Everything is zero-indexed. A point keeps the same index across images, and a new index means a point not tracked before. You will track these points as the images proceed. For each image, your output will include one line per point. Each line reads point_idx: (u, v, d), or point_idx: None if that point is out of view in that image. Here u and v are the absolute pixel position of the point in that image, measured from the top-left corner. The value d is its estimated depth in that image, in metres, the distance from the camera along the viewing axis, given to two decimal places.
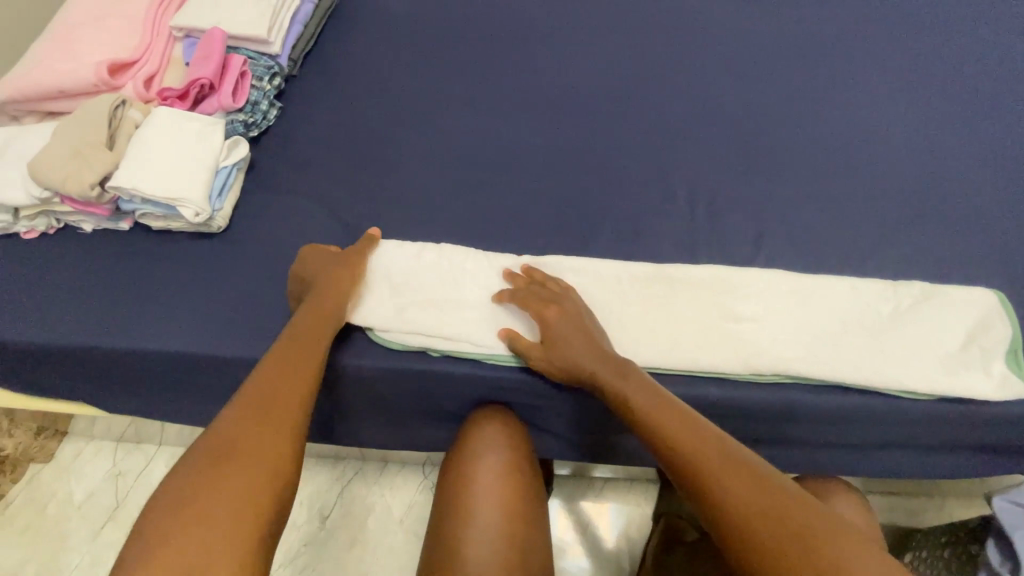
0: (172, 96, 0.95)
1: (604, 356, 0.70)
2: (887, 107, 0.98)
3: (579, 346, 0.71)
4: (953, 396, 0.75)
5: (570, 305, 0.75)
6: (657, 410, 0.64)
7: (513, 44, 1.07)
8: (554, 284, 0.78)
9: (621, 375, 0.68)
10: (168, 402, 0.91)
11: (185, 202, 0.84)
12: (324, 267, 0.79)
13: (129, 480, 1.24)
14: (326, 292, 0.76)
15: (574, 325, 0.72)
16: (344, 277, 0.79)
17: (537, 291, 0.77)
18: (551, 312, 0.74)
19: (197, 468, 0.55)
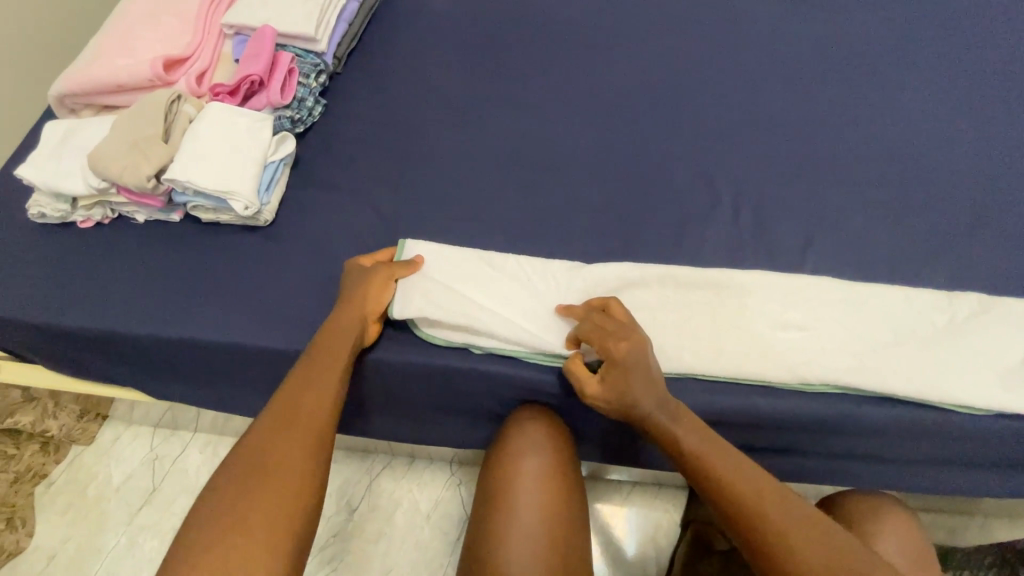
0: (223, 92, 0.97)
1: (663, 400, 0.66)
2: (944, 111, 0.94)
3: (644, 388, 0.65)
4: (1014, 413, 0.71)
5: (642, 341, 0.67)
6: (710, 455, 0.63)
7: (555, 44, 1.06)
8: (619, 313, 0.71)
9: (677, 419, 0.66)
10: (211, 390, 0.94)
11: (235, 195, 0.86)
12: (359, 283, 0.76)
13: (166, 464, 1.29)
14: (355, 312, 0.74)
15: (642, 366, 0.66)
16: (375, 294, 0.76)
17: (604, 321, 0.70)
18: (622, 348, 0.66)
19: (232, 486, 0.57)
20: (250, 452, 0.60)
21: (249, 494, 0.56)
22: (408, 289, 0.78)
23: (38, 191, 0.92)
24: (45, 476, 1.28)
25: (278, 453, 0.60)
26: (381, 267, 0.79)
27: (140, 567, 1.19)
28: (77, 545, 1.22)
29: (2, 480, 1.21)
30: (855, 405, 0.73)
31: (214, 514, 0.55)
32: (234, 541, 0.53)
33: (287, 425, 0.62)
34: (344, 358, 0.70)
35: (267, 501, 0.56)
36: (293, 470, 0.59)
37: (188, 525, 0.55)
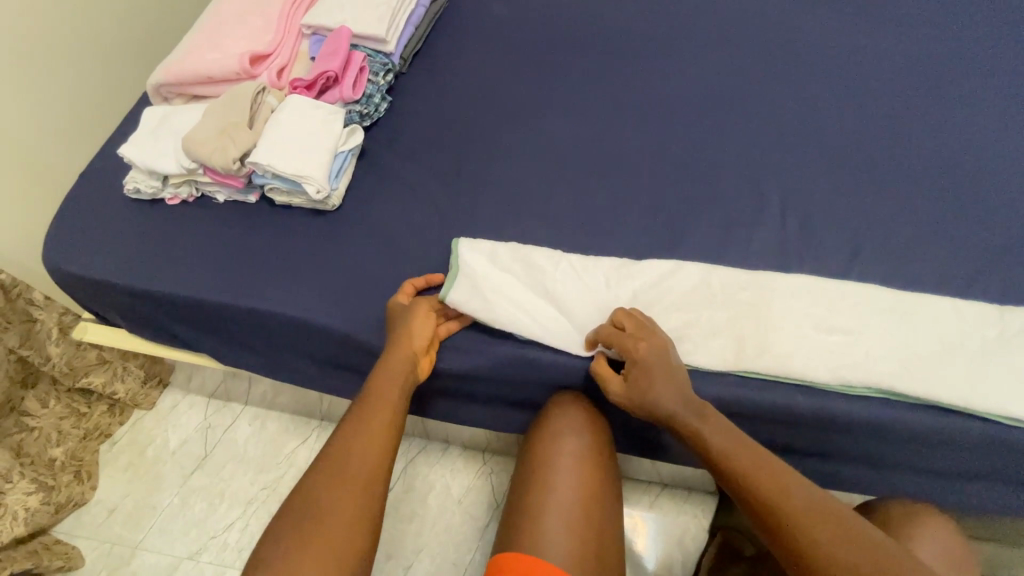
0: (301, 86, 1.05)
1: (688, 399, 0.70)
2: (1005, 127, 0.93)
3: (663, 387, 0.70)
4: None
5: (660, 343, 0.73)
6: (736, 453, 0.67)
7: (612, 51, 1.10)
8: (639, 317, 0.76)
9: (707, 425, 0.69)
10: (272, 360, 1.01)
11: (309, 179, 0.93)
12: (407, 314, 0.81)
13: (218, 433, 1.38)
14: (404, 341, 0.79)
15: (662, 369, 0.71)
16: (420, 330, 0.80)
17: (624, 326, 0.76)
18: (642, 349, 0.72)
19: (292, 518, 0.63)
20: (298, 499, 0.64)
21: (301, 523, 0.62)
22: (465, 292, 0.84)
23: (136, 169, 1.02)
24: (110, 436, 1.39)
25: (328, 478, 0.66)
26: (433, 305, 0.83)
27: (189, 527, 1.27)
28: (135, 501, 1.31)
29: (73, 435, 1.33)
30: (898, 410, 0.73)
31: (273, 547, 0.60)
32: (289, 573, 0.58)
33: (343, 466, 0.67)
34: (396, 391, 0.75)
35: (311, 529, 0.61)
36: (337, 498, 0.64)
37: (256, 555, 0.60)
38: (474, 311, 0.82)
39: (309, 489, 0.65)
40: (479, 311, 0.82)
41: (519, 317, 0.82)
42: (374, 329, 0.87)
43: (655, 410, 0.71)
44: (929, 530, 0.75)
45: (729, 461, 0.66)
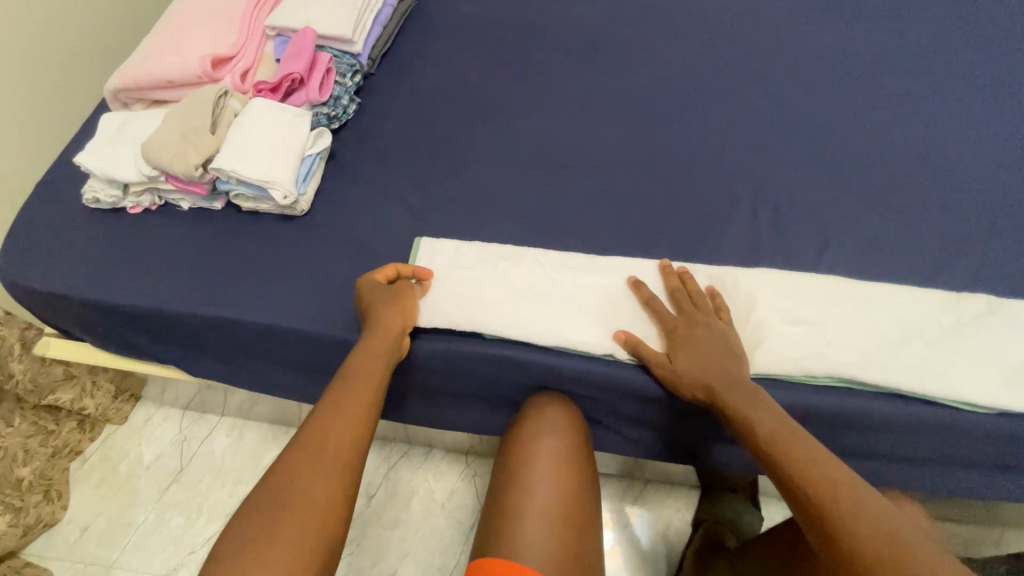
0: (266, 89, 1.03)
1: (733, 379, 0.71)
2: (963, 117, 0.95)
3: (707, 361, 0.72)
4: (1014, 411, 0.72)
5: (714, 323, 0.76)
6: (783, 438, 0.65)
7: (581, 48, 1.10)
8: (700, 296, 0.79)
9: (751, 400, 0.69)
10: (244, 370, 0.99)
11: (275, 184, 0.91)
12: (383, 302, 0.78)
13: (193, 446, 1.35)
14: (382, 333, 0.76)
15: (709, 341, 0.74)
16: (395, 318, 0.77)
17: (679, 299, 0.79)
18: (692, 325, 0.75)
19: (262, 509, 0.59)
20: (273, 492, 0.61)
21: (272, 516, 0.59)
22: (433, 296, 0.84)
23: (94, 178, 0.99)
24: (81, 452, 1.35)
25: (302, 474, 0.62)
26: (403, 291, 0.80)
27: (166, 543, 1.24)
28: (108, 519, 1.28)
29: (42, 454, 1.26)
30: (864, 399, 0.74)
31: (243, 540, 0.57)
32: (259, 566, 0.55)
33: (326, 457, 0.64)
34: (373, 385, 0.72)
35: (283, 523, 0.58)
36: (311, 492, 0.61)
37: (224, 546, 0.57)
38: (437, 323, 0.82)
39: (282, 482, 0.61)
40: (442, 321, 0.82)
41: (485, 323, 0.81)
42: (346, 336, 0.85)
43: (692, 380, 0.72)
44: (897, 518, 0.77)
45: (767, 436, 0.66)
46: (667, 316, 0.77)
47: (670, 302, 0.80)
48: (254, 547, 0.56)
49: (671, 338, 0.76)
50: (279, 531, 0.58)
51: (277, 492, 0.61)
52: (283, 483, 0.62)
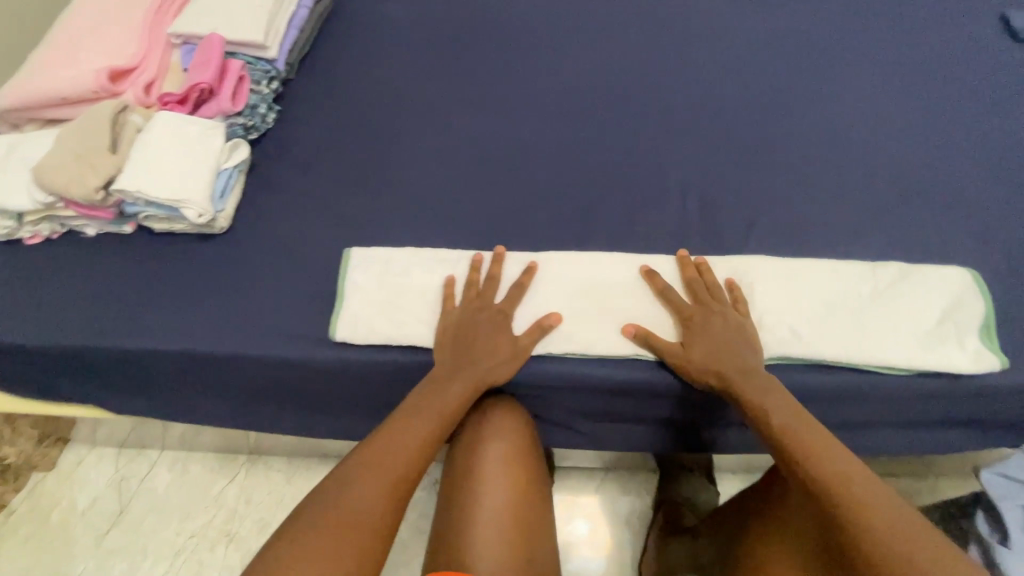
0: (172, 101, 0.96)
1: (746, 373, 0.72)
2: (873, 92, 0.99)
3: (718, 354, 0.74)
4: (929, 370, 0.76)
5: (725, 315, 0.77)
6: (800, 432, 0.67)
7: (507, 41, 1.08)
8: (716, 287, 0.80)
9: (766, 392, 0.71)
10: (175, 402, 0.93)
11: (188, 203, 0.85)
12: (486, 328, 0.77)
13: (133, 484, 1.26)
14: (485, 362, 0.76)
15: (722, 334, 0.75)
16: (496, 345, 0.77)
17: (697, 287, 0.80)
18: (705, 319, 0.77)
19: (346, 490, 0.64)
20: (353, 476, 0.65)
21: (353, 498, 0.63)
22: (360, 310, 0.81)
23: None
24: (4, 506, 1.24)
25: (382, 468, 0.66)
26: (506, 315, 0.79)
27: None
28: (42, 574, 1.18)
29: None
30: (795, 373, 0.77)
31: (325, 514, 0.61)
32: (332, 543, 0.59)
33: (371, 466, 0.66)
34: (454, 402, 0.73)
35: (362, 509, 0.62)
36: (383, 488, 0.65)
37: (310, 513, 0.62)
38: (370, 339, 0.79)
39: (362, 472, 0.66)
40: (376, 336, 0.79)
41: (420, 334, 0.79)
42: (278, 356, 0.81)
43: (705, 373, 0.74)
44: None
45: (782, 431, 0.67)
46: (683, 305, 0.78)
47: (687, 292, 0.81)
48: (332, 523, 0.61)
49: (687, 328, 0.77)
50: (355, 516, 0.62)
51: (360, 479, 0.65)
52: (356, 471, 0.66)
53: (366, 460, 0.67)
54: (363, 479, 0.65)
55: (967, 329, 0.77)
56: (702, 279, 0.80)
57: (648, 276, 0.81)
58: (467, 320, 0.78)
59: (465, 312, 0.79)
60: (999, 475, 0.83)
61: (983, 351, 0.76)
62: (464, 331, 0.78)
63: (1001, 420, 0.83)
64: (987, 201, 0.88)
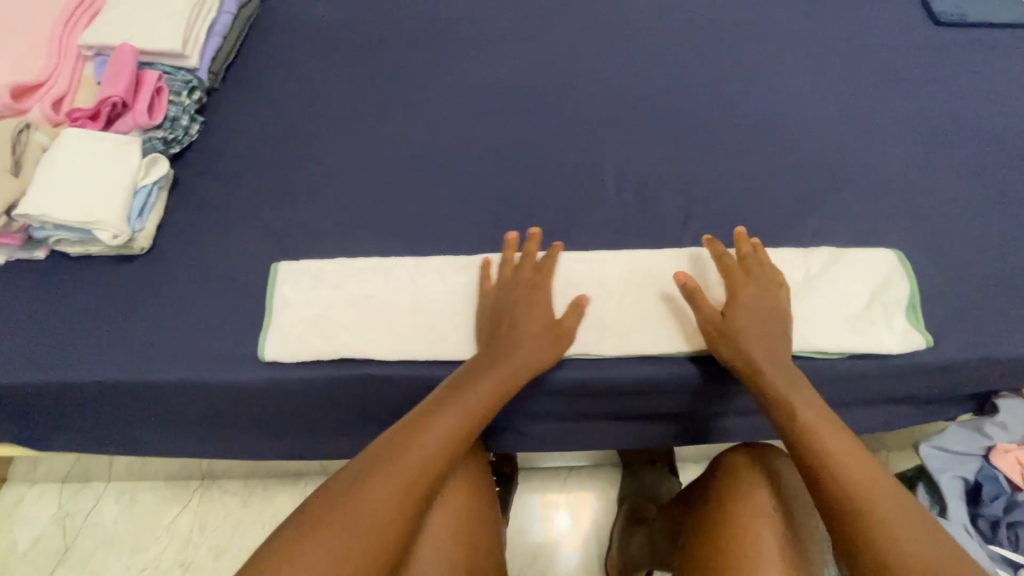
0: (83, 117, 0.91)
1: (780, 362, 0.71)
2: (802, 79, 1.00)
3: (758, 333, 0.72)
4: (861, 352, 0.77)
5: (773, 298, 0.75)
6: (823, 432, 0.65)
7: (440, 41, 1.06)
8: (767, 267, 0.78)
9: (793, 387, 0.69)
10: (108, 432, 0.89)
11: (101, 225, 0.81)
12: (524, 311, 0.75)
13: (78, 521, 1.20)
14: (510, 348, 0.72)
15: (762, 315, 0.74)
16: (529, 330, 0.73)
17: (748, 264, 0.77)
18: (755, 297, 0.75)
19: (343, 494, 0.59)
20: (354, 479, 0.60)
21: (354, 500, 0.58)
22: (293, 327, 0.78)
23: None
24: None
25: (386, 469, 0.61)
26: (535, 298, 0.76)
27: None
28: None
29: None
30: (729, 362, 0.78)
31: (325, 518, 0.57)
32: (328, 552, 0.55)
33: (377, 467, 0.61)
34: (484, 395, 0.68)
35: (359, 514, 0.58)
36: (390, 491, 0.60)
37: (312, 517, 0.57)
38: (300, 356, 0.77)
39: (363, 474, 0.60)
40: (309, 352, 0.77)
41: (352, 348, 0.77)
42: (208, 379, 0.78)
43: (737, 351, 0.72)
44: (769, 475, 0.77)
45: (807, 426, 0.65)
46: (733, 275, 0.76)
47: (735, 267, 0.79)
48: (334, 529, 0.56)
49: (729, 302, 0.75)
50: (355, 521, 0.57)
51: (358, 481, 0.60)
52: (358, 473, 0.61)
53: (366, 464, 0.61)
54: (342, 499, 0.58)
55: (894, 310, 0.79)
56: (756, 258, 0.78)
57: (709, 244, 0.79)
58: (510, 300, 0.76)
59: (505, 289, 0.77)
60: (936, 449, 0.88)
61: (910, 331, 0.78)
62: (502, 314, 0.75)
63: (933, 394, 0.85)
64: (910, 183, 0.90)
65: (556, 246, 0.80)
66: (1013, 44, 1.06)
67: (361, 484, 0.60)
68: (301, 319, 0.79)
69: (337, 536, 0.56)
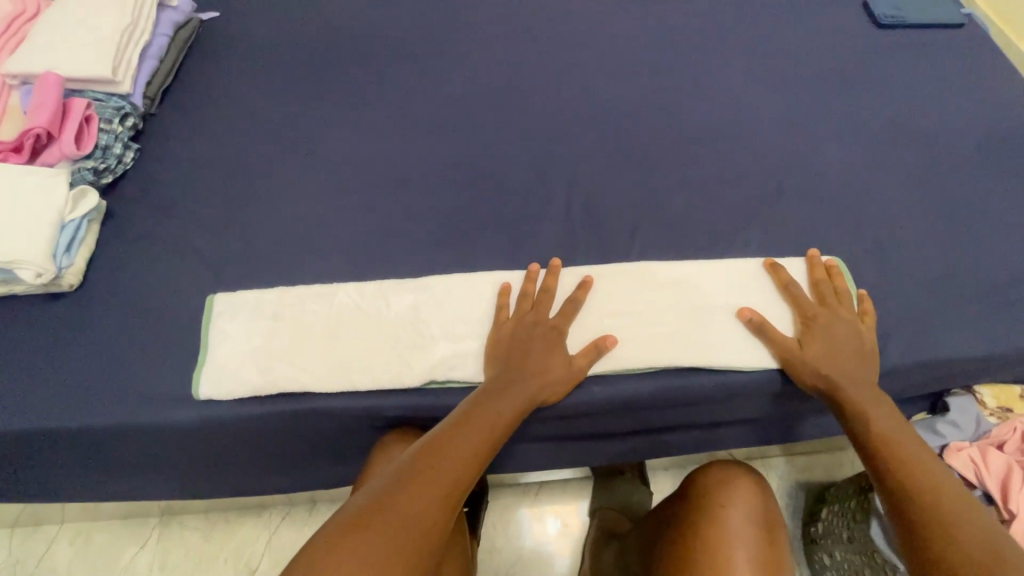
0: (6, 150, 0.88)
1: (863, 380, 0.72)
2: (747, 87, 1.01)
3: (838, 350, 0.73)
4: None
5: (851, 320, 0.76)
6: (897, 439, 0.68)
7: (384, 59, 1.04)
8: (845, 292, 0.79)
9: (873, 401, 0.71)
10: (46, 477, 0.85)
11: (23, 263, 0.77)
12: (546, 343, 0.74)
13: (29, 568, 1.14)
14: (537, 380, 0.72)
15: (847, 335, 0.74)
16: (555, 361, 0.73)
17: (825, 288, 0.79)
18: (831, 318, 0.76)
19: (365, 509, 0.59)
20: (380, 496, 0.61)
21: (380, 513, 0.59)
22: (231, 363, 0.75)
23: None
24: None
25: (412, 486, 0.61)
26: (560, 332, 0.75)
27: None
28: None
29: None
30: (681, 377, 0.76)
31: (349, 530, 0.57)
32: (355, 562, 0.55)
33: (406, 483, 0.62)
34: (510, 419, 0.69)
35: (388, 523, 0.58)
36: (419, 505, 0.60)
37: (337, 532, 0.57)
38: (237, 393, 0.74)
39: (389, 489, 0.61)
40: (248, 388, 0.74)
41: (292, 382, 0.75)
42: (143, 421, 0.74)
43: (816, 371, 0.73)
44: (739, 499, 0.76)
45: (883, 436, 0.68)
46: (807, 301, 0.78)
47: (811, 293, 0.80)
48: (361, 538, 0.57)
49: (808, 326, 0.76)
50: (384, 533, 0.57)
51: (384, 497, 0.60)
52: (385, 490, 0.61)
53: (397, 479, 0.62)
54: (364, 527, 0.57)
55: None
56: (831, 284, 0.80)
57: (772, 270, 0.81)
58: (519, 332, 0.75)
59: (518, 318, 0.76)
60: None
61: None
62: (516, 343, 0.74)
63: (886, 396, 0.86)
64: (855, 187, 0.91)
65: (588, 280, 0.80)
66: (950, 45, 1.08)
67: (383, 520, 0.58)
68: (240, 354, 0.76)
69: (362, 543, 0.56)
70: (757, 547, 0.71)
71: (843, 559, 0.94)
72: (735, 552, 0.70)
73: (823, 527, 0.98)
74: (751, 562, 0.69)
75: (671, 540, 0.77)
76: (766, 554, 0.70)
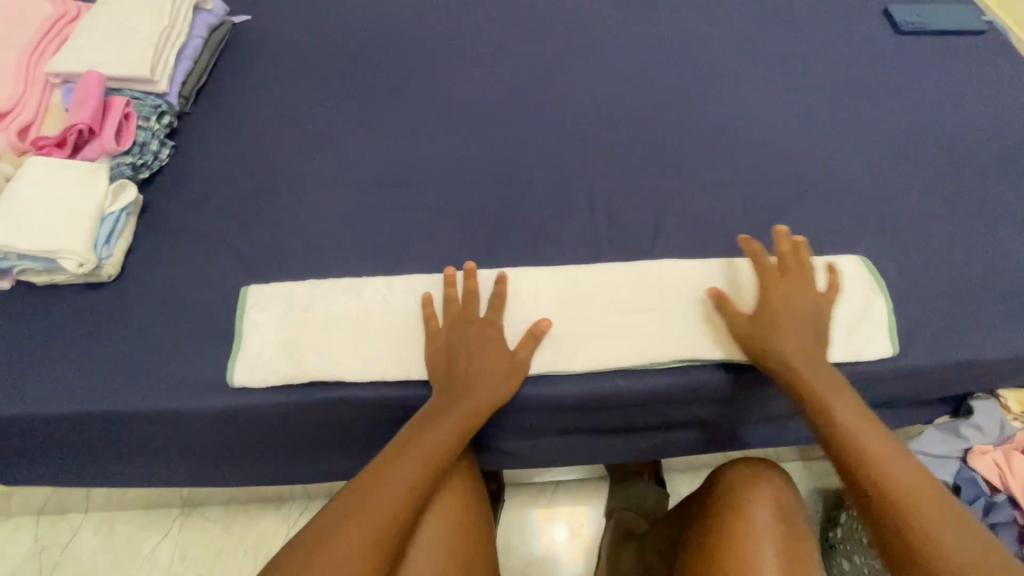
0: (49, 145, 0.91)
1: (822, 361, 0.71)
2: (770, 91, 1.02)
3: (794, 331, 0.72)
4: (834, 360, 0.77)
5: (807, 297, 0.74)
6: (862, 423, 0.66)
7: (412, 62, 1.06)
8: (802, 268, 0.77)
9: (835, 383, 0.69)
10: (78, 463, 0.87)
11: (65, 253, 0.80)
12: (482, 336, 0.74)
13: (54, 555, 1.16)
14: (488, 368, 0.73)
15: (801, 311, 0.73)
16: (493, 352, 0.74)
17: (788, 260, 0.77)
18: (786, 296, 0.74)
19: (351, 493, 0.62)
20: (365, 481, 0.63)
21: (363, 497, 0.61)
22: (262, 352, 0.77)
23: None
24: None
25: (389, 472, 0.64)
26: (492, 325, 0.76)
27: None
28: None
29: None
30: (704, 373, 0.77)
31: (340, 513, 0.60)
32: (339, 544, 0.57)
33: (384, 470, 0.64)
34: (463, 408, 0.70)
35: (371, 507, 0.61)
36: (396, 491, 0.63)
37: (324, 514, 0.60)
38: (269, 382, 0.76)
39: (374, 475, 0.64)
40: (280, 377, 0.76)
41: (322, 372, 0.76)
42: (177, 407, 0.76)
43: (779, 352, 0.71)
44: (762, 497, 0.76)
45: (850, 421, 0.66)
46: (769, 275, 0.76)
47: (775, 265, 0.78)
48: (342, 520, 0.59)
49: (763, 301, 0.74)
50: (363, 518, 0.60)
51: (365, 482, 0.63)
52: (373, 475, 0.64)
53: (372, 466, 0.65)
54: (356, 511, 0.60)
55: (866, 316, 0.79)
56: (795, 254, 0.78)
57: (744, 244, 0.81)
58: (454, 330, 0.75)
59: (456, 315, 0.76)
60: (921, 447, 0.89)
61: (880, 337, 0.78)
62: (453, 339, 0.75)
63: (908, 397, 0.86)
64: (877, 190, 0.92)
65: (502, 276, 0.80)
66: (972, 52, 1.09)
67: (365, 507, 0.60)
68: (272, 343, 0.78)
69: (345, 529, 0.59)
70: (781, 543, 0.71)
71: (862, 564, 0.93)
72: (760, 547, 0.71)
73: (843, 531, 0.98)
74: (777, 561, 0.69)
75: (693, 535, 0.78)
76: (791, 551, 0.71)
